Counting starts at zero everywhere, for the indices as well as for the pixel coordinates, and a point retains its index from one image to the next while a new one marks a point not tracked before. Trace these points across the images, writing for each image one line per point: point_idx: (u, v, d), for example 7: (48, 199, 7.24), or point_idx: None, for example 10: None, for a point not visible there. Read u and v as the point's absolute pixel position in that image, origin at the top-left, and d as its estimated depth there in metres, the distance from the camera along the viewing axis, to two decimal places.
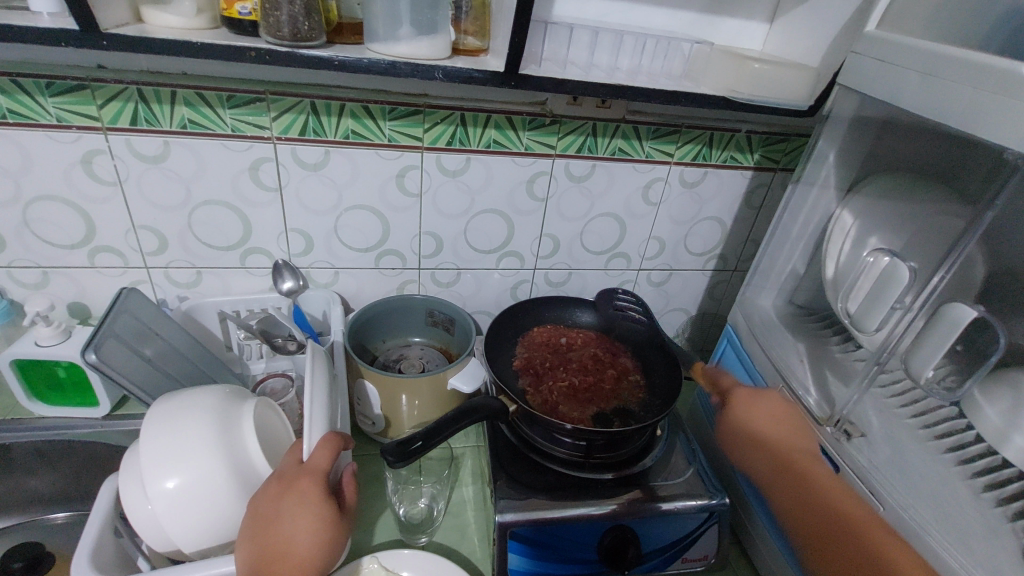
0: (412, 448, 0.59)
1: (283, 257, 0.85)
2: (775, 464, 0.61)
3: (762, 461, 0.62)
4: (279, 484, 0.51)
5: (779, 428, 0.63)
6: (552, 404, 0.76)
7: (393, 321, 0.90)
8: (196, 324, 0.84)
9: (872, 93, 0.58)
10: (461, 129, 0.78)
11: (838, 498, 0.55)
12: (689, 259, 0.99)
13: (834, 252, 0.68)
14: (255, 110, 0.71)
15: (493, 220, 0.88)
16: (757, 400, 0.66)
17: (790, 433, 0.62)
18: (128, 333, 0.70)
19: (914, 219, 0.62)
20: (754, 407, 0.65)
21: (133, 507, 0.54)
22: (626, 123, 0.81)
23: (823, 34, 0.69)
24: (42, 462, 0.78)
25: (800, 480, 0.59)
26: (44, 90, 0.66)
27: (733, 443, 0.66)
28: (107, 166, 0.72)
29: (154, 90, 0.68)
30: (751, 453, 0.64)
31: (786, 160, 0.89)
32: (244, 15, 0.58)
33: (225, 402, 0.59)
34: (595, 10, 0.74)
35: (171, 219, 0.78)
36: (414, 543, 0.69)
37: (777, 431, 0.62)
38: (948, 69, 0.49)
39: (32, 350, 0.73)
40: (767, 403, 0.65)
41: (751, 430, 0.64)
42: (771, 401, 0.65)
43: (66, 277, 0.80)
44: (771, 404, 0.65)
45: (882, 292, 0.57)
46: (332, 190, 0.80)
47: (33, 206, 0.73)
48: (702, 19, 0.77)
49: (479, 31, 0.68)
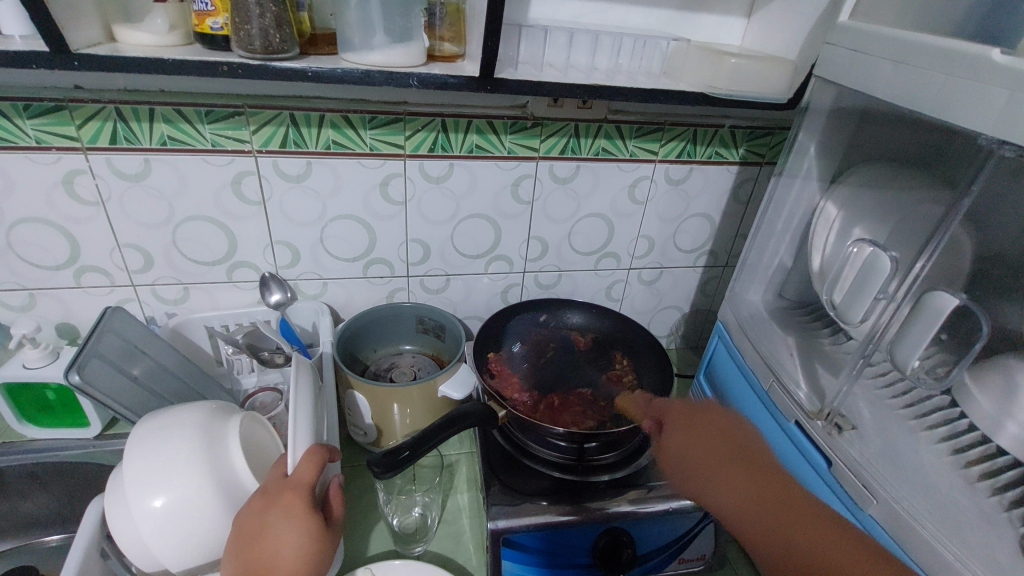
0: (400, 458, 0.58)
1: (270, 270, 0.85)
2: (741, 482, 0.57)
3: (723, 480, 0.58)
4: (263, 499, 0.51)
5: (733, 447, 0.61)
6: (536, 407, 0.76)
7: (383, 329, 0.90)
8: (184, 340, 0.84)
9: (848, 83, 0.58)
10: (442, 135, 0.78)
11: (813, 515, 0.52)
12: (679, 256, 0.98)
13: (820, 244, 0.68)
14: (235, 124, 0.71)
15: (479, 225, 0.88)
16: (705, 420, 0.65)
17: (744, 451, 0.60)
18: (114, 353, 0.69)
19: (898, 207, 0.61)
20: (702, 425, 0.65)
21: (119, 528, 0.54)
22: (608, 122, 0.81)
23: (799, 26, 0.69)
24: (34, 484, 0.78)
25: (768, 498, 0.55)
26: (22, 112, 0.66)
27: (689, 454, 0.63)
28: (89, 185, 0.72)
29: (132, 108, 0.68)
30: (709, 473, 0.60)
31: (771, 153, 0.89)
32: (216, 30, 0.58)
33: (210, 419, 0.58)
34: (571, 11, 0.74)
35: (155, 236, 0.78)
36: (409, 554, 0.69)
37: (729, 450, 0.61)
38: (921, 57, 0.49)
39: (19, 372, 0.73)
40: (713, 422, 0.64)
41: (711, 439, 0.63)
42: (715, 419, 0.65)
43: (53, 298, 0.80)
44: (718, 424, 0.64)
45: (865, 282, 0.57)
46: (316, 201, 0.80)
47: (15, 228, 0.73)
48: (679, 16, 0.77)
49: (455, 37, 0.68)
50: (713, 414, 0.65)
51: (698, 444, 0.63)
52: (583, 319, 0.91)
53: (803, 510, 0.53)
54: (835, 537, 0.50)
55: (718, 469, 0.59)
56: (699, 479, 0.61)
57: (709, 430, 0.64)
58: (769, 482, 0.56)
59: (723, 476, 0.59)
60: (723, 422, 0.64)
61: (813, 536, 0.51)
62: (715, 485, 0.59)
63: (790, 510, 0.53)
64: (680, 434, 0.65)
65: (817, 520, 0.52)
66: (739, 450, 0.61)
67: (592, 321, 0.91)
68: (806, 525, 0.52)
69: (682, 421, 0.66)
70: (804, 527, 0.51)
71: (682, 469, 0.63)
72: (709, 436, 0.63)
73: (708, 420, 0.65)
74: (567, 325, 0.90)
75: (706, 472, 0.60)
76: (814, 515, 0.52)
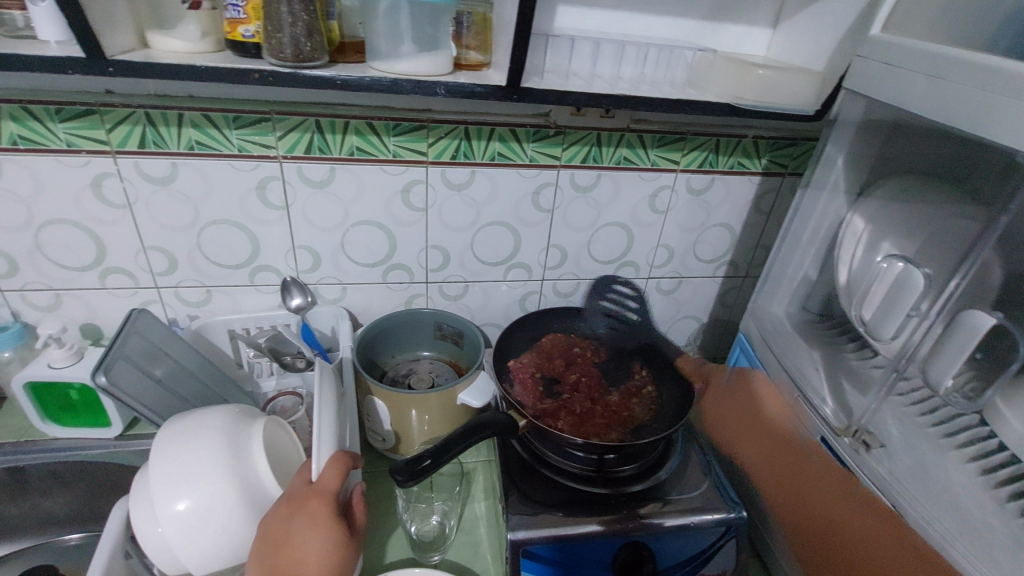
0: (421, 466, 0.58)
1: (291, 273, 0.85)
2: (782, 466, 0.68)
3: (749, 445, 0.75)
4: (287, 505, 0.51)
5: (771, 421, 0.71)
6: (555, 414, 0.75)
7: (402, 336, 0.90)
8: (206, 342, 0.84)
9: (880, 97, 0.57)
10: (465, 142, 0.78)
11: (835, 491, 0.61)
12: (699, 266, 0.98)
13: (846, 258, 0.68)
14: (261, 130, 0.72)
15: (500, 233, 0.88)
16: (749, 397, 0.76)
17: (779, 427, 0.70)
18: (138, 354, 0.70)
19: (926, 223, 0.60)
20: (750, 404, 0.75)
21: (143, 531, 0.54)
22: (631, 131, 0.81)
23: (827, 37, 0.68)
24: (56, 483, 0.78)
25: (801, 481, 0.66)
26: (54, 115, 0.67)
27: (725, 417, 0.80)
28: (116, 188, 0.73)
29: (161, 113, 0.69)
30: (738, 437, 0.77)
31: (794, 164, 0.88)
32: (248, 37, 0.59)
33: (235, 422, 0.59)
34: (596, 21, 0.74)
35: (180, 239, 0.79)
36: (426, 562, 0.68)
37: (781, 437, 0.69)
38: (956, 72, 0.48)
39: (44, 372, 0.74)
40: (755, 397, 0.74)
41: (764, 421, 0.72)
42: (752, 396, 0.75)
43: (78, 299, 0.81)
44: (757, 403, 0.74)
45: (896, 298, 0.57)
46: (338, 206, 0.80)
47: (45, 230, 0.74)
48: (704, 26, 0.76)
49: (481, 45, 0.68)
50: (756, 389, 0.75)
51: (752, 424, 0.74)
52: (579, 324, 0.92)
53: (829, 484, 0.62)
54: (854, 507, 0.58)
55: (765, 452, 0.71)
56: (731, 438, 0.78)
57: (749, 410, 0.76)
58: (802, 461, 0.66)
59: (773, 462, 0.70)
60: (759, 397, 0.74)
61: (843, 514, 0.60)
62: (743, 448, 0.76)
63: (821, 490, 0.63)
64: (714, 401, 0.82)
65: (841, 495, 0.60)
66: (776, 429, 0.70)
67: (586, 329, 0.92)
68: (827, 501, 0.62)
69: (718, 394, 0.82)
70: (830, 504, 0.61)
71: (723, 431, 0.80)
72: (753, 416, 0.74)
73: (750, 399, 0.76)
74: (565, 333, 0.90)
75: (744, 439, 0.76)
76: (837, 489, 0.61)
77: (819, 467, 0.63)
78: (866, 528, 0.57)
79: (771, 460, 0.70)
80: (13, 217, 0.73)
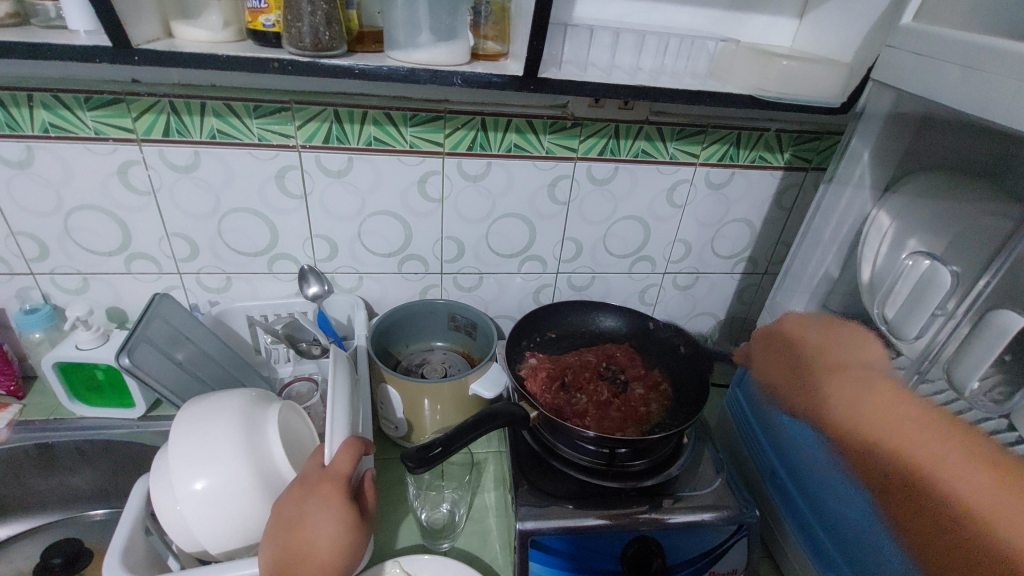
0: (431, 454, 0.58)
1: (308, 262, 0.86)
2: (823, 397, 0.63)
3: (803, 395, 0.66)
4: (301, 488, 0.52)
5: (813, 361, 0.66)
6: (580, 412, 0.75)
7: (417, 326, 0.91)
8: (225, 328, 0.86)
9: (909, 89, 0.56)
10: (482, 134, 0.78)
11: (884, 419, 0.56)
12: (717, 262, 0.96)
13: (870, 255, 0.66)
14: (281, 119, 0.73)
15: (515, 225, 0.87)
16: (811, 351, 0.67)
17: (823, 356, 0.65)
18: (160, 337, 0.72)
19: (956, 220, 0.58)
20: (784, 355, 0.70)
21: (163, 508, 0.55)
22: (650, 124, 0.80)
23: (854, 28, 0.66)
24: (81, 460, 0.81)
25: (862, 421, 0.58)
26: (83, 104, 0.69)
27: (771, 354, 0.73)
28: (141, 176, 0.75)
29: (184, 102, 0.70)
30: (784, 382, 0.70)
31: (818, 159, 0.86)
32: (268, 27, 0.60)
33: (251, 405, 0.60)
34: (616, 11, 0.73)
35: (203, 226, 0.80)
36: (436, 549, 0.69)
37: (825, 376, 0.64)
38: (990, 62, 0.47)
39: (72, 353, 0.76)
40: (803, 346, 0.69)
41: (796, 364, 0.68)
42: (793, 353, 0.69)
43: (104, 283, 0.84)
44: (812, 369, 0.66)
45: (922, 297, 0.57)
46: (355, 196, 0.81)
47: (73, 215, 0.77)
48: (728, 16, 0.75)
49: (499, 35, 0.68)
50: (830, 328, 0.68)
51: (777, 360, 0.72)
52: (573, 338, 0.89)
53: (874, 416, 0.57)
54: (948, 450, 0.50)
55: (801, 389, 0.67)
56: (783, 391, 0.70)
57: (787, 384, 0.69)
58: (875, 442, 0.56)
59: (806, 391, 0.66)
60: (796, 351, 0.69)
61: (878, 434, 0.56)
62: (793, 395, 0.68)
63: (862, 417, 0.58)
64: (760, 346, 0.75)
65: (878, 420, 0.57)
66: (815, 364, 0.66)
67: (580, 340, 0.89)
68: (873, 426, 0.57)
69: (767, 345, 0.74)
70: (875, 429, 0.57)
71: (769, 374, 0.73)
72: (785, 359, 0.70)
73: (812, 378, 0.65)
74: (577, 332, 0.89)
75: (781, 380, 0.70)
76: (881, 415, 0.57)
77: (862, 403, 0.59)
78: (915, 449, 0.53)
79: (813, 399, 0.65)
80: (45, 202, 0.75)
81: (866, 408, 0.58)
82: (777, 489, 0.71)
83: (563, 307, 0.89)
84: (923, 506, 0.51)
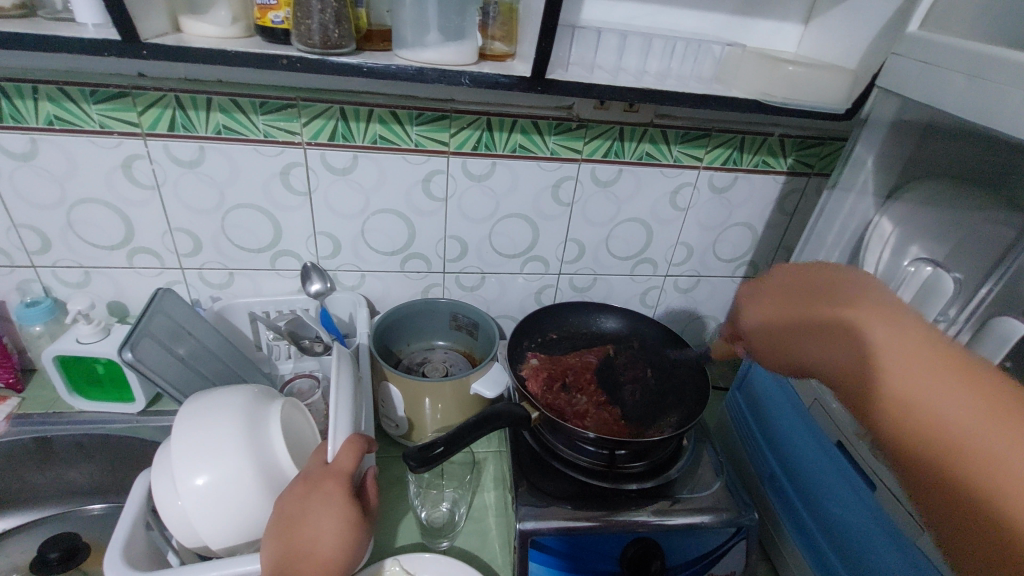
0: (434, 453, 0.58)
1: (311, 259, 0.86)
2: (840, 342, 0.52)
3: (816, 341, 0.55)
4: (304, 484, 0.52)
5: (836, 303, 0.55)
6: (580, 413, 0.75)
7: (418, 325, 0.90)
8: (227, 323, 0.86)
9: (915, 95, 0.56)
10: (487, 134, 0.78)
11: (917, 367, 0.46)
12: (719, 266, 0.97)
13: (872, 260, 0.66)
14: (287, 116, 0.73)
15: (518, 225, 0.88)
16: (834, 297, 0.57)
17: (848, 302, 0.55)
18: (162, 331, 0.72)
19: (958, 228, 0.58)
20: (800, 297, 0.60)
21: (164, 503, 0.55)
22: (654, 126, 0.80)
23: (859, 35, 0.67)
24: (81, 455, 0.81)
25: (884, 367, 0.48)
26: (89, 97, 0.69)
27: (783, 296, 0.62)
28: (146, 170, 0.75)
29: (191, 97, 0.70)
30: (793, 326, 0.59)
31: (820, 164, 0.87)
32: (277, 23, 0.60)
33: (252, 401, 0.60)
34: (623, 13, 0.74)
35: (206, 222, 0.80)
36: (435, 547, 0.69)
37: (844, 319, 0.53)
38: (996, 71, 0.47)
39: (73, 347, 0.76)
40: (821, 291, 0.58)
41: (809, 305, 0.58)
42: (815, 295, 0.59)
43: (106, 277, 0.83)
44: (831, 312, 0.55)
45: (926, 301, 0.59)
46: (360, 194, 0.81)
47: (76, 209, 0.77)
48: (734, 21, 0.75)
49: (506, 36, 0.68)
50: (865, 282, 0.57)
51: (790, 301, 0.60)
52: (574, 339, 0.89)
53: (905, 363, 0.47)
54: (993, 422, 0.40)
55: (812, 333, 0.56)
56: (791, 335, 0.59)
57: (797, 327, 0.58)
58: (882, 400, 0.47)
59: (821, 335, 0.55)
60: (820, 295, 0.58)
61: (905, 382, 0.46)
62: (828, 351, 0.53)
63: (882, 362, 0.48)
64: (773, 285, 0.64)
65: (909, 368, 0.46)
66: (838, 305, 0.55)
67: (581, 340, 0.89)
68: (899, 374, 0.46)
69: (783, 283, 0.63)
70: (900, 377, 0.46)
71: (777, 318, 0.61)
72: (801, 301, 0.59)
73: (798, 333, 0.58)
74: (578, 333, 0.89)
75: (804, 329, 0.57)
76: (911, 364, 0.46)
77: (891, 351, 0.48)
78: (947, 409, 0.43)
79: (829, 342, 0.54)
80: (47, 195, 0.75)
81: (892, 355, 0.48)
82: (775, 493, 0.71)
83: (565, 308, 0.90)
84: (947, 478, 0.41)
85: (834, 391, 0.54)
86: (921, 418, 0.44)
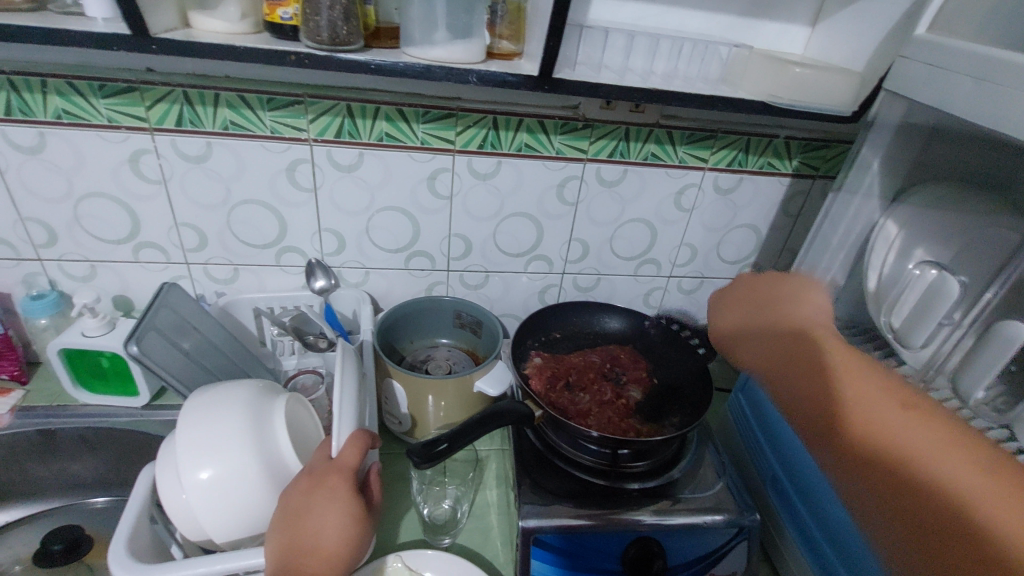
0: (437, 450, 0.58)
1: (316, 256, 0.86)
2: (807, 375, 0.54)
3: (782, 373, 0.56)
4: (309, 479, 0.52)
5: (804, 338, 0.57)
6: (583, 412, 0.75)
7: (421, 323, 0.91)
8: (231, 319, 0.87)
9: (921, 99, 0.56)
10: (493, 132, 0.78)
11: (880, 403, 0.47)
12: (723, 268, 0.97)
13: (876, 263, 0.65)
14: (294, 112, 0.73)
15: (522, 224, 0.88)
16: (802, 332, 0.58)
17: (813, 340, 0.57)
18: (167, 326, 0.72)
19: (963, 232, 0.59)
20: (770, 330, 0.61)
21: (169, 496, 0.56)
22: (660, 127, 0.80)
23: (866, 37, 0.67)
24: (85, 448, 0.81)
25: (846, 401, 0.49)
26: (97, 91, 0.69)
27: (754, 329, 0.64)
28: (153, 165, 0.75)
29: (198, 92, 0.70)
30: (762, 358, 0.60)
31: (826, 167, 0.87)
32: (286, 19, 0.60)
33: (257, 396, 0.60)
34: (631, 13, 0.74)
35: (212, 217, 0.81)
36: (437, 544, 0.69)
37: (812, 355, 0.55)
38: (1003, 75, 0.47)
39: (78, 340, 0.76)
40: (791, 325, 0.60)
41: (781, 336, 0.59)
42: (782, 328, 0.60)
43: (112, 271, 0.84)
44: (799, 348, 0.57)
45: (929, 306, 0.58)
46: (365, 191, 0.81)
47: (83, 202, 0.77)
48: (741, 22, 0.75)
49: (514, 35, 0.68)
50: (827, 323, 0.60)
51: (760, 335, 0.62)
52: (577, 339, 0.89)
53: (869, 399, 0.48)
54: (952, 455, 0.41)
55: (780, 365, 0.57)
56: (758, 367, 0.60)
57: (766, 358, 0.60)
58: (850, 435, 0.47)
59: (788, 368, 0.56)
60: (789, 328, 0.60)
61: (869, 416, 0.47)
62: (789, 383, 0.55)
63: (849, 395, 0.49)
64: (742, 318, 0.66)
65: (872, 403, 0.48)
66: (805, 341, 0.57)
67: (584, 340, 0.89)
68: (864, 407, 0.48)
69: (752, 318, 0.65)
70: (864, 409, 0.47)
71: (746, 349, 0.63)
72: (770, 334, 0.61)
73: (769, 355, 0.59)
74: (581, 332, 0.90)
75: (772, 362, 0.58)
76: (874, 400, 0.48)
77: (854, 386, 0.50)
78: (911, 438, 0.44)
79: (795, 374, 0.55)
80: (54, 188, 0.75)
81: (857, 390, 0.49)
82: (777, 495, 0.71)
83: (569, 308, 0.90)
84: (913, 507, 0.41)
85: (798, 420, 0.54)
86: (886, 446, 0.44)
